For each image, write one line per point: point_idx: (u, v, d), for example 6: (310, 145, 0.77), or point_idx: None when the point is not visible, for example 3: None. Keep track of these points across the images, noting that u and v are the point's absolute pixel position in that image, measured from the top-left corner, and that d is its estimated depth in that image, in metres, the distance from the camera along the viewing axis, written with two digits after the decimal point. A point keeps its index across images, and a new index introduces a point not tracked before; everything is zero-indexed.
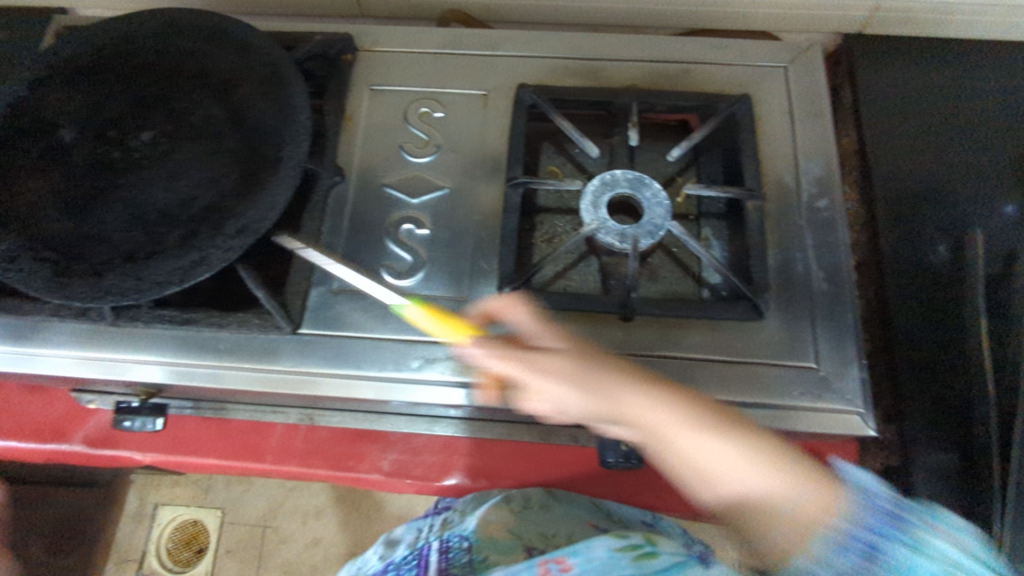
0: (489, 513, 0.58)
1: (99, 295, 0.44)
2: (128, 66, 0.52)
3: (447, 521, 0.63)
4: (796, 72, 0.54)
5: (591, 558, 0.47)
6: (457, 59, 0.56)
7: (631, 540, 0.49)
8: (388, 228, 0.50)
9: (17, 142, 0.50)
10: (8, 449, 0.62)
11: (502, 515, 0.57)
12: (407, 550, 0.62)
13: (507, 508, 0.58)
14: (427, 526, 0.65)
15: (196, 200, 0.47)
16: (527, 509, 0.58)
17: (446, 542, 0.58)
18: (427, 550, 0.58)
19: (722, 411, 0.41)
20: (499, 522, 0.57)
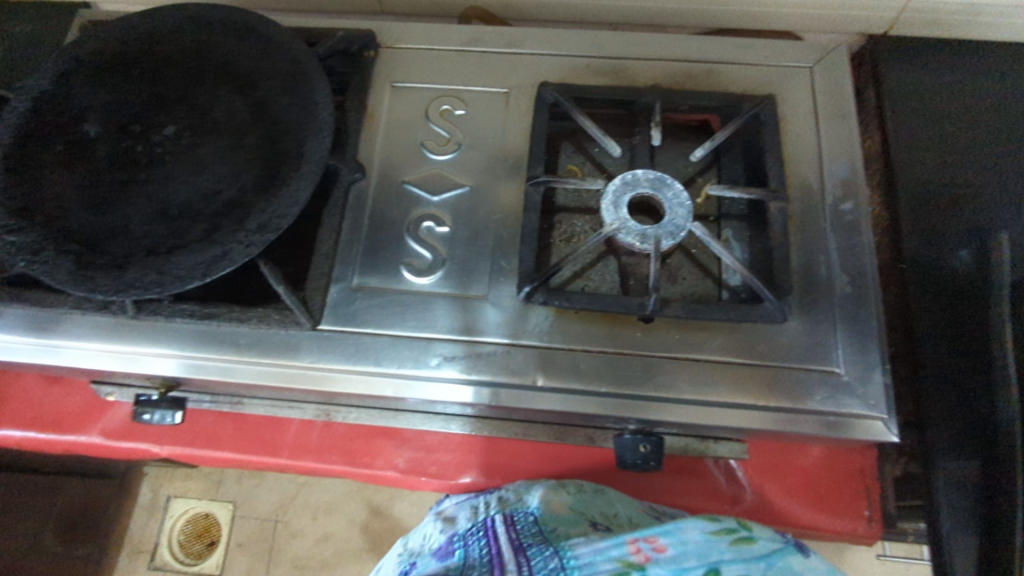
0: (550, 493, 0.54)
1: (122, 288, 0.44)
2: (152, 61, 0.53)
3: (506, 500, 0.55)
4: (822, 73, 0.53)
5: (685, 540, 0.45)
6: (478, 56, 0.56)
7: (725, 524, 0.47)
8: (408, 226, 0.50)
9: (42, 135, 0.50)
10: (28, 440, 0.63)
11: (562, 494, 0.54)
12: (469, 523, 0.54)
13: (563, 490, 0.54)
14: (484, 502, 0.56)
15: (218, 194, 0.47)
16: (585, 489, 0.54)
17: (512, 517, 0.52)
18: (492, 522, 0.52)
19: (671, 367, 0.45)
20: (562, 501, 0.53)
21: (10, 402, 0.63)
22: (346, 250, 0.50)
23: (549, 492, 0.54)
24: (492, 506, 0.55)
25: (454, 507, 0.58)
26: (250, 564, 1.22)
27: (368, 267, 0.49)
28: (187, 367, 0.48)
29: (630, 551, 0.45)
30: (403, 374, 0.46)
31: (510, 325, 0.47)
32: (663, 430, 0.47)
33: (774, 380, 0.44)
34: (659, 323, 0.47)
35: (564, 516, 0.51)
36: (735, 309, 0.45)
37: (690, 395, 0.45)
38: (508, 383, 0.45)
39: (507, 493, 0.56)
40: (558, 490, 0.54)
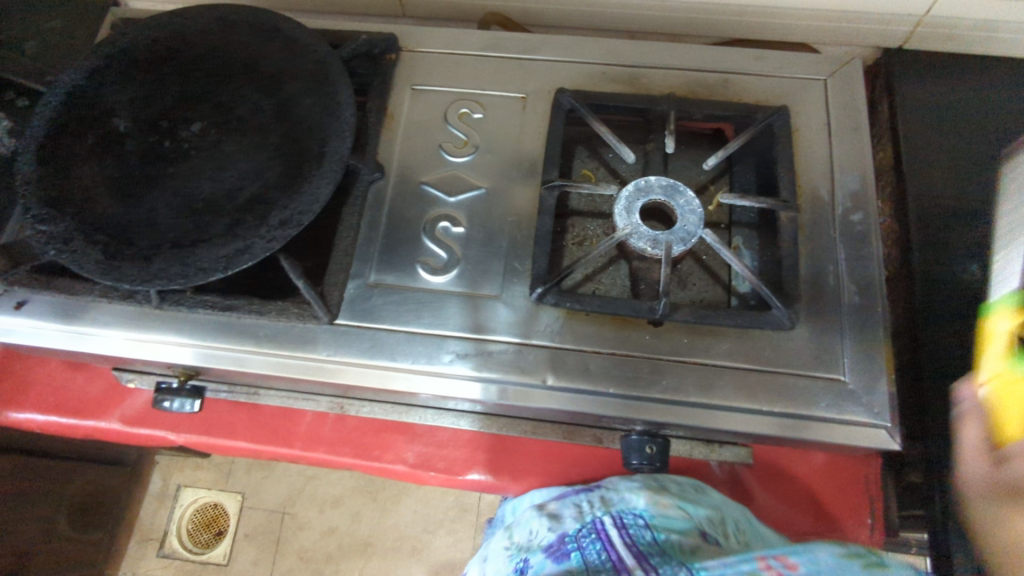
0: (653, 493, 0.52)
1: (147, 279, 0.46)
2: (182, 59, 0.54)
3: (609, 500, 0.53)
4: (835, 85, 0.54)
5: (816, 560, 0.38)
6: (497, 61, 0.57)
7: (854, 548, 0.39)
8: (425, 225, 0.51)
9: (73, 129, 0.52)
10: (49, 424, 0.64)
11: (666, 494, 0.52)
12: (576, 524, 0.51)
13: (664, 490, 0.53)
14: (589, 501, 0.54)
15: (241, 190, 0.49)
16: (686, 489, 0.53)
17: (620, 518, 0.50)
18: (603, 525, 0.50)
19: (699, 374, 0.46)
20: (667, 500, 0.51)
21: (32, 387, 0.65)
22: (363, 248, 0.51)
23: (652, 494, 0.52)
24: (595, 506, 0.53)
25: (556, 504, 0.55)
26: (256, 554, 1.24)
27: (384, 265, 0.50)
28: (208, 357, 0.49)
29: (760, 568, 0.39)
30: (417, 371, 0.47)
31: (522, 325, 0.48)
32: (670, 431, 0.48)
33: (781, 386, 0.45)
34: (668, 326, 0.48)
35: (675, 518, 0.49)
36: (743, 315, 0.46)
37: (697, 398, 0.45)
38: (519, 382, 0.47)
39: (607, 493, 0.54)
40: (662, 492, 0.52)
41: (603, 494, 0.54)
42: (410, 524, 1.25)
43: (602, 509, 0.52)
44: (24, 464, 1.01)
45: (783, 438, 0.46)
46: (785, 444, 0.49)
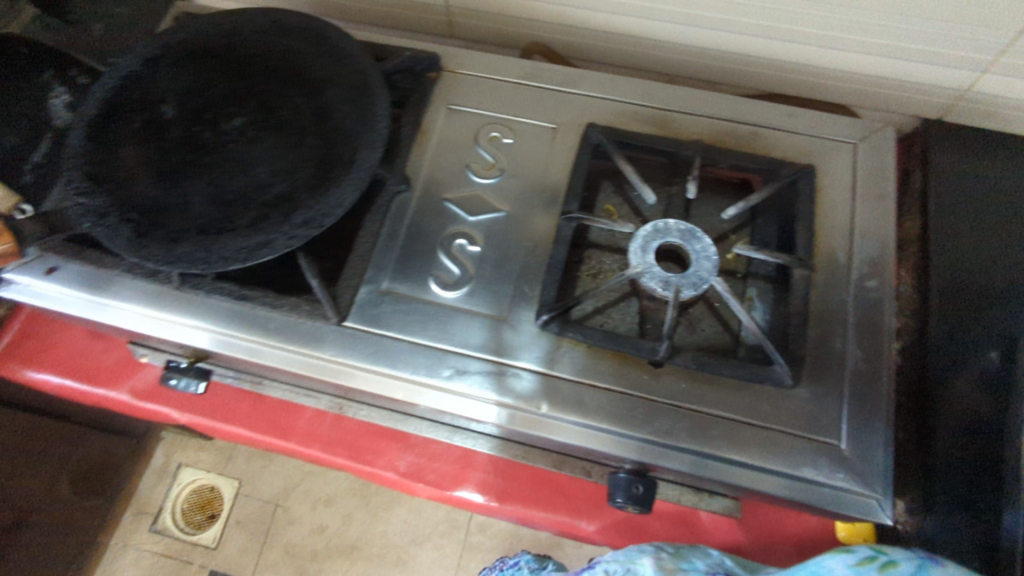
0: (657, 557, 0.53)
1: (170, 261, 0.48)
2: (234, 56, 0.57)
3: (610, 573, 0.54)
4: (865, 150, 0.54)
5: None
6: (533, 90, 0.59)
7: (864, 552, 0.44)
8: (442, 240, 0.52)
9: (124, 111, 0.54)
10: (63, 387, 0.67)
11: (665, 555, 0.54)
12: None
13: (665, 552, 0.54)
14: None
15: (271, 186, 0.51)
16: (685, 549, 0.55)
17: None
18: None
19: (696, 422, 0.46)
20: (670, 563, 0.53)
21: (52, 349, 0.67)
22: (381, 255, 0.52)
23: (658, 558, 0.53)
24: None
25: None
26: (244, 543, 1.26)
27: (398, 274, 0.51)
28: (216, 342, 0.51)
29: None
30: (416, 382, 0.48)
31: (524, 351, 0.48)
32: (658, 474, 0.48)
33: (773, 443, 0.45)
34: (668, 369, 0.48)
35: None
36: (743, 367, 0.46)
37: (688, 445, 0.45)
38: (512, 405, 0.47)
39: (610, 565, 0.54)
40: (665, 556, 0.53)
41: (608, 567, 0.54)
42: (399, 533, 1.26)
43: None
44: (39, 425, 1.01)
45: (770, 496, 0.45)
46: (774, 503, 0.48)
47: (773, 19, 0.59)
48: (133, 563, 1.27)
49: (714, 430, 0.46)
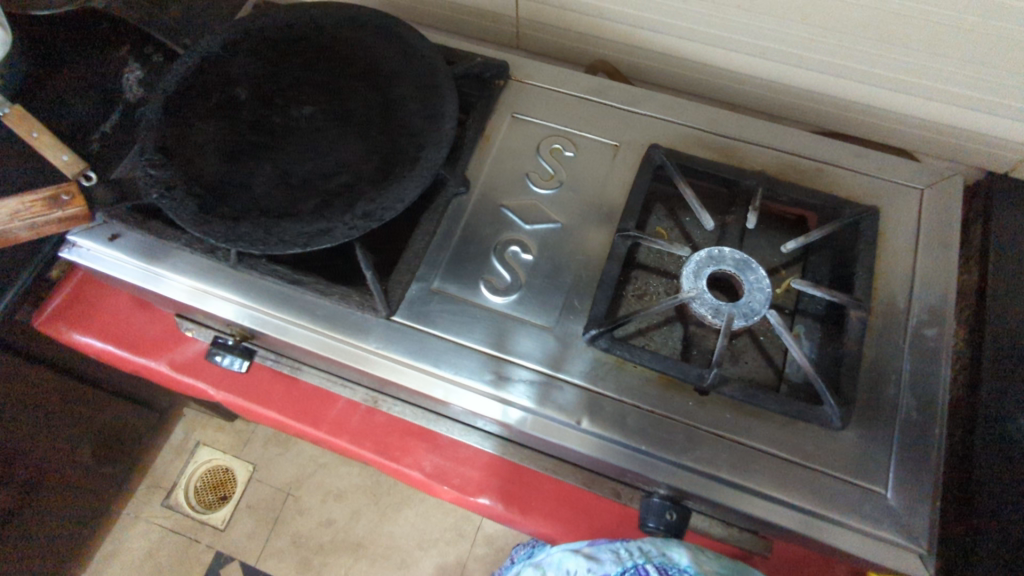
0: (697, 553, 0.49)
1: (232, 238, 0.48)
2: (310, 47, 0.58)
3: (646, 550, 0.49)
4: (933, 197, 0.53)
5: None
6: (599, 106, 0.59)
7: None
8: (496, 246, 0.53)
9: (199, 89, 0.56)
10: (105, 352, 0.68)
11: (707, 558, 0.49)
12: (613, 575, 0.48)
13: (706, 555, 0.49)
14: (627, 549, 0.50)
15: (335, 176, 0.52)
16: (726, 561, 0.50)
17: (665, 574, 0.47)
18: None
19: (737, 455, 0.45)
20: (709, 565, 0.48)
21: (99, 315, 0.68)
22: (434, 254, 0.52)
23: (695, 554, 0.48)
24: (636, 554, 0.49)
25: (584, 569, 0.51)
26: (253, 527, 1.28)
27: (450, 275, 0.52)
28: (267, 324, 0.51)
29: None
30: (463, 383, 0.48)
31: (568, 364, 0.48)
32: (693, 503, 0.47)
33: (816, 484, 0.44)
34: (713, 398, 0.47)
35: None
36: (793, 404, 0.45)
37: (728, 476, 0.45)
38: (553, 417, 0.47)
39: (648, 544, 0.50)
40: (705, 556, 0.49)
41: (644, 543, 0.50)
42: (406, 536, 1.26)
43: (643, 556, 0.48)
44: (77, 392, 1.03)
45: (805, 539, 0.44)
46: (806, 545, 0.47)
47: (846, 57, 0.58)
48: (142, 536, 1.29)
49: (756, 466, 0.45)
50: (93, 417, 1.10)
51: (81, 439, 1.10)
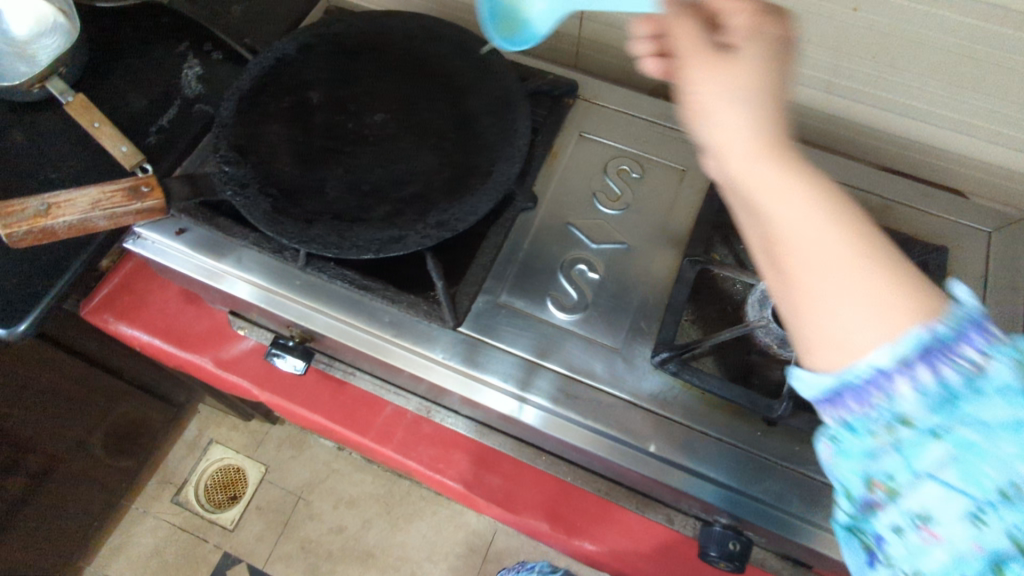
0: None
1: (305, 240, 0.48)
2: (384, 55, 0.59)
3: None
4: (735, 74, 0.32)
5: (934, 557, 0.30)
6: (665, 130, 0.59)
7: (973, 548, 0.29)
8: (563, 263, 0.53)
9: (271, 88, 0.56)
10: (151, 346, 0.67)
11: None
12: None
13: None
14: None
15: (408, 184, 0.52)
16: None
17: None
18: None
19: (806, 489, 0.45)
20: None
21: (148, 307, 0.68)
22: (501, 267, 0.52)
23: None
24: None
25: None
26: (262, 529, 1.26)
27: (516, 289, 0.52)
28: (331, 327, 0.52)
29: None
30: (481, 378, 0.49)
31: (634, 385, 0.48)
32: (755, 533, 0.47)
33: None
34: (781, 429, 0.46)
35: None
36: None
37: (794, 509, 0.45)
38: (618, 438, 0.47)
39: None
40: None
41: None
42: (416, 547, 1.25)
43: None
44: (105, 383, 1.02)
45: None
46: None
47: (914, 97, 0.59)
48: (150, 531, 1.27)
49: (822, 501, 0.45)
50: (115, 409, 1.09)
51: (101, 429, 1.09)
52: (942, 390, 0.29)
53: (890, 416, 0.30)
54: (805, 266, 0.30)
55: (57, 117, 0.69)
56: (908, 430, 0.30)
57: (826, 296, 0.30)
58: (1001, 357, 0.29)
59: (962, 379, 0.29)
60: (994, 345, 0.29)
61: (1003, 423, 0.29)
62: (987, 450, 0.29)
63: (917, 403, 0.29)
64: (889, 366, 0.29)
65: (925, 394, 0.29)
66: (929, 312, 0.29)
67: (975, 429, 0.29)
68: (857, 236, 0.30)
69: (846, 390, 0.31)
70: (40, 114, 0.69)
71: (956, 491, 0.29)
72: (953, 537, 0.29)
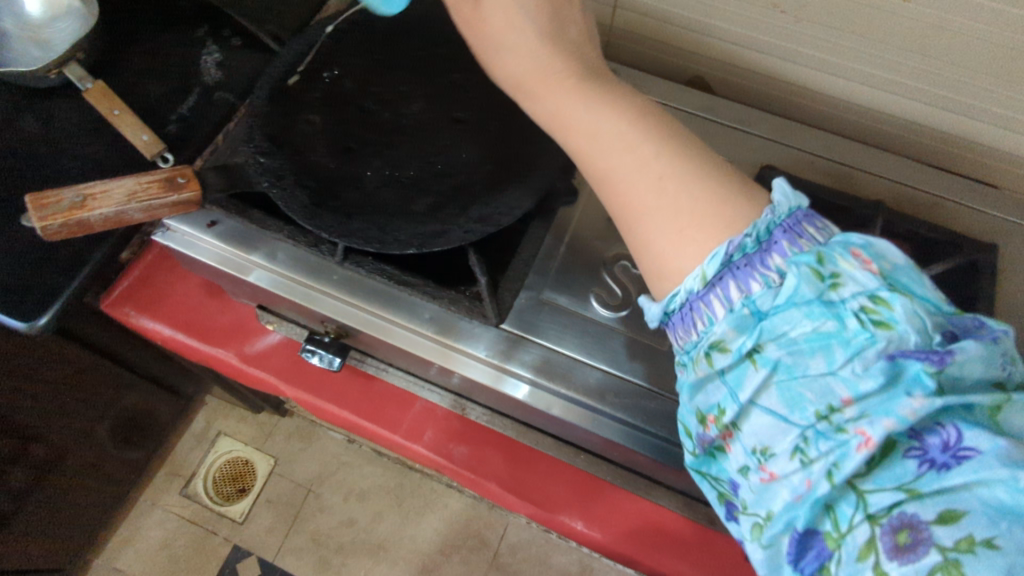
0: None
1: (346, 234, 0.46)
2: (419, 43, 0.57)
3: None
4: (501, 18, 0.40)
5: (776, 498, 0.32)
6: (707, 123, 0.59)
7: (840, 525, 0.31)
8: (607, 260, 0.51)
9: (304, 75, 0.54)
10: (173, 340, 0.66)
11: None
12: None
13: None
14: None
15: (448, 177, 0.51)
16: None
17: None
18: None
19: None
20: None
21: (170, 301, 0.66)
22: (542, 263, 0.51)
23: None
24: None
25: None
26: (272, 522, 1.25)
27: (559, 286, 0.50)
28: (340, 312, 0.51)
29: (820, 528, 0.31)
30: (489, 362, 0.49)
31: (683, 384, 0.47)
32: None
33: None
34: None
35: None
36: None
37: None
38: (666, 439, 0.46)
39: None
40: None
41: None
42: (429, 541, 1.25)
43: None
44: (116, 375, 1.00)
45: None
46: None
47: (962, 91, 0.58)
48: (159, 524, 1.26)
49: None
50: (125, 400, 1.07)
51: (111, 421, 1.07)
52: (749, 309, 0.34)
53: (710, 343, 0.35)
54: (651, 216, 0.38)
55: (74, 104, 0.67)
56: (725, 355, 0.35)
57: (617, 168, 0.40)
58: (796, 268, 0.33)
59: (771, 296, 0.34)
60: (796, 256, 0.34)
61: (805, 338, 0.32)
62: (795, 367, 0.32)
63: (730, 327, 0.34)
64: (700, 288, 0.36)
65: (733, 315, 0.35)
66: (728, 199, 0.38)
67: (778, 346, 0.33)
68: (672, 170, 0.39)
69: (679, 320, 0.38)
70: (58, 101, 0.67)
71: (784, 421, 0.32)
72: (788, 469, 0.32)
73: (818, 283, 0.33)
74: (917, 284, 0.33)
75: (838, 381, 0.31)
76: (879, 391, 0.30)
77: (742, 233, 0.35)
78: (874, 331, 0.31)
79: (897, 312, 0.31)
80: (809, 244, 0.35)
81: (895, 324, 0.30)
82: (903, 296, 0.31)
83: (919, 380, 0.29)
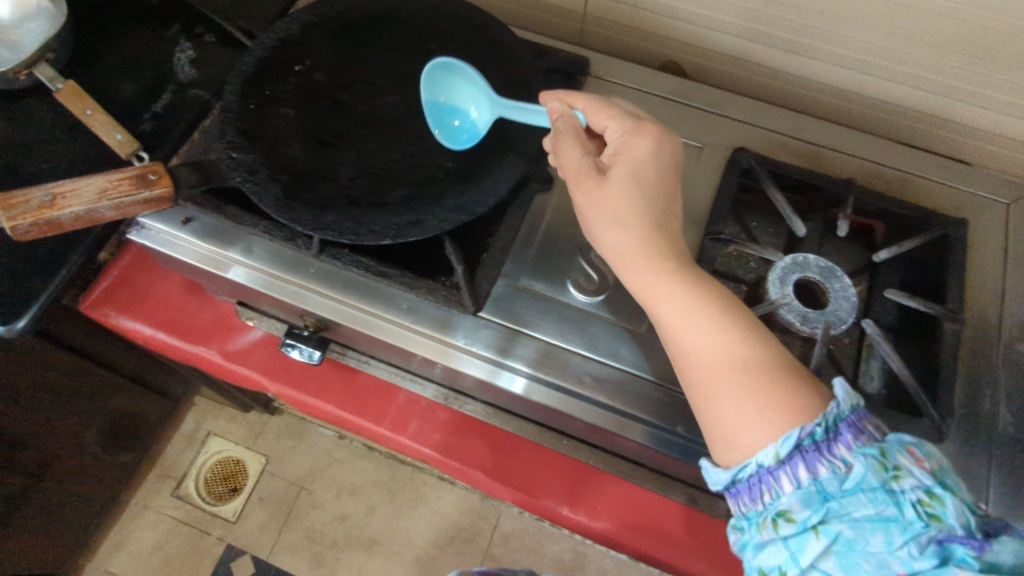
0: None
1: (320, 227, 0.46)
2: (391, 34, 0.57)
3: None
4: (622, 199, 0.45)
5: None
6: (680, 108, 0.59)
7: None
8: (583, 246, 0.52)
9: (275, 69, 0.53)
10: (155, 340, 0.66)
11: None
12: None
13: None
14: None
15: (422, 167, 0.51)
16: None
17: None
18: None
19: None
20: None
21: (150, 300, 0.66)
22: (519, 250, 0.51)
23: None
24: None
25: None
26: (265, 520, 1.26)
27: (536, 272, 0.51)
28: (320, 306, 0.51)
29: None
30: (470, 351, 0.49)
31: (660, 366, 0.47)
32: None
33: None
34: None
35: None
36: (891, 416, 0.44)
37: None
38: (644, 422, 0.47)
39: None
40: None
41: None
42: (422, 534, 1.25)
43: None
44: (101, 377, 1.00)
45: None
46: None
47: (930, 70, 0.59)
48: (151, 526, 1.26)
49: None
50: (112, 403, 1.07)
51: (99, 424, 1.07)
52: (816, 488, 0.35)
53: (776, 510, 0.36)
54: (723, 400, 0.39)
55: (45, 104, 0.66)
56: (791, 524, 0.35)
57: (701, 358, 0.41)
58: (864, 458, 0.35)
59: (836, 481, 0.35)
60: (861, 449, 0.35)
61: (867, 518, 0.33)
62: (856, 541, 0.33)
63: (797, 500, 0.35)
64: (771, 464, 0.36)
65: (800, 490, 0.35)
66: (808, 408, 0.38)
67: (842, 521, 0.34)
68: (756, 365, 0.39)
69: (746, 490, 0.38)
70: (28, 101, 0.66)
71: None
72: None
73: (883, 472, 0.34)
74: (959, 489, 0.35)
75: (896, 559, 0.32)
76: (930, 565, 0.32)
77: (811, 420, 0.37)
78: (930, 522, 0.33)
79: (950, 508, 0.33)
80: (870, 442, 0.36)
81: (947, 519, 0.33)
82: (954, 497, 0.34)
83: (965, 560, 0.32)
